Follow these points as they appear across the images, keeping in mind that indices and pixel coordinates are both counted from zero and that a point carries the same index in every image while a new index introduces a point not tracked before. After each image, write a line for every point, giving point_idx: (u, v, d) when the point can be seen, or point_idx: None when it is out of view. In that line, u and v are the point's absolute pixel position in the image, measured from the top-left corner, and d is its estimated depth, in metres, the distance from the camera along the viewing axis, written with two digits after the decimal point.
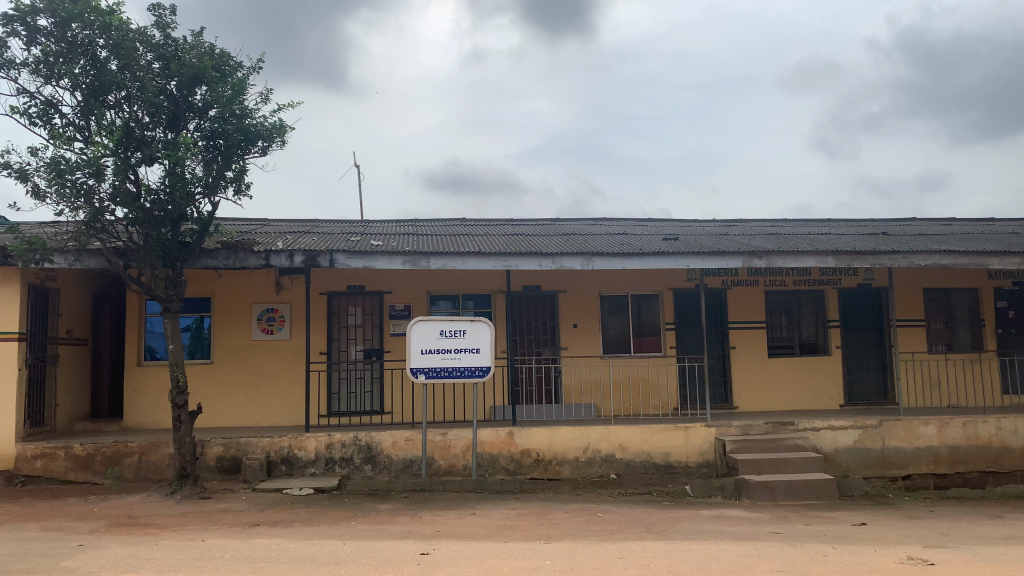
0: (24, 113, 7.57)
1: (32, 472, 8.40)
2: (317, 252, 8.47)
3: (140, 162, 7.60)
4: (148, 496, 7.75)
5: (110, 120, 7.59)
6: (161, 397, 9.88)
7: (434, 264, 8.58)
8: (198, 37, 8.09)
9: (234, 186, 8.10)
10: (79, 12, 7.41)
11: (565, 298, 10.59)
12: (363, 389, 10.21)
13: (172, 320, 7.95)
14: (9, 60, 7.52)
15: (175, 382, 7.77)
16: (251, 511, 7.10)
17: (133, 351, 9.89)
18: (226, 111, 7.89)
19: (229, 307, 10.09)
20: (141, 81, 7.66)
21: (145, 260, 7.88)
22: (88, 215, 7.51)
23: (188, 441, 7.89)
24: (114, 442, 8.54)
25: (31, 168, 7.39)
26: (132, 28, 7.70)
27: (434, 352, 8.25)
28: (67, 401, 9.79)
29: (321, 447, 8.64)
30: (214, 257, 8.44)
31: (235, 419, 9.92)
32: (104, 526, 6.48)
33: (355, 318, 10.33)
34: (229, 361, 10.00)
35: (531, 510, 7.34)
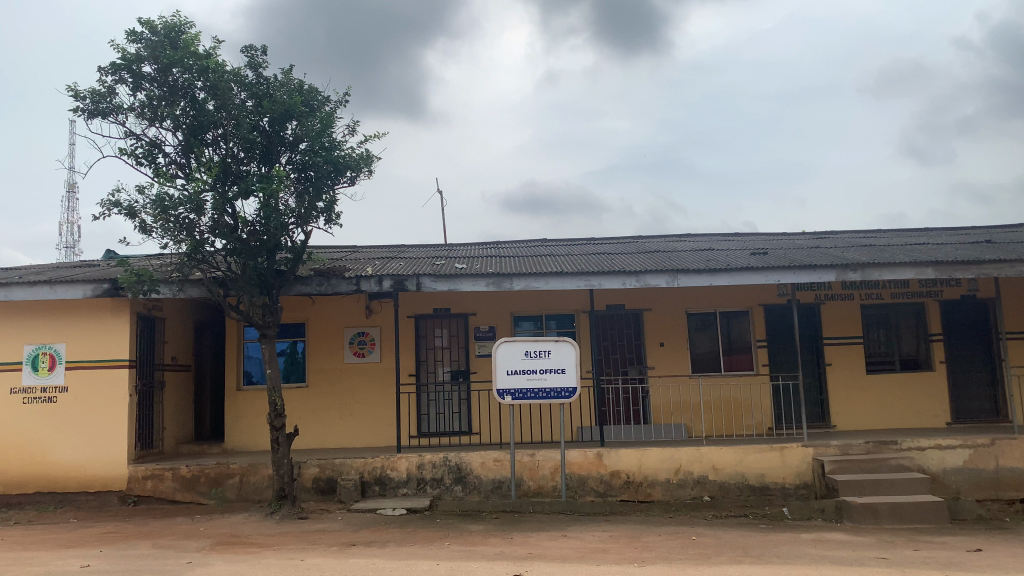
0: (131, 154, 8.05)
1: (142, 492, 8.82)
2: (404, 276, 8.65)
3: (236, 195, 7.95)
4: (249, 516, 8.03)
5: (208, 157, 7.98)
6: (258, 419, 10.23)
7: (519, 285, 8.62)
8: (288, 74, 8.45)
9: (325, 215, 8.38)
10: (180, 58, 7.86)
11: (650, 316, 10.47)
12: (451, 410, 10.33)
13: (270, 346, 8.26)
14: (117, 106, 8.02)
15: (273, 404, 8.05)
16: (347, 531, 7.26)
17: (232, 376, 10.29)
18: (316, 144, 8.21)
19: (322, 332, 10.40)
20: (236, 119, 8.04)
21: (242, 289, 8.20)
22: (190, 247, 7.89)
23: (286, 462, 8.14)
24: (217, 464, 8.88)
25: (138, 205, 7.83)
26: (227, 69, 8.11)
27: (520, 372, 8.29)
28: (174, 424, 10.26)
29: (412, 467, 8.78)
30: (308, 284, 8.73)
31: (329, 440, 10.17)
32: (209, 544, 6.75)
33: (441, 340, 10.48)
34: (322, 384, 10.29)
35: (623, 533, 7.25)
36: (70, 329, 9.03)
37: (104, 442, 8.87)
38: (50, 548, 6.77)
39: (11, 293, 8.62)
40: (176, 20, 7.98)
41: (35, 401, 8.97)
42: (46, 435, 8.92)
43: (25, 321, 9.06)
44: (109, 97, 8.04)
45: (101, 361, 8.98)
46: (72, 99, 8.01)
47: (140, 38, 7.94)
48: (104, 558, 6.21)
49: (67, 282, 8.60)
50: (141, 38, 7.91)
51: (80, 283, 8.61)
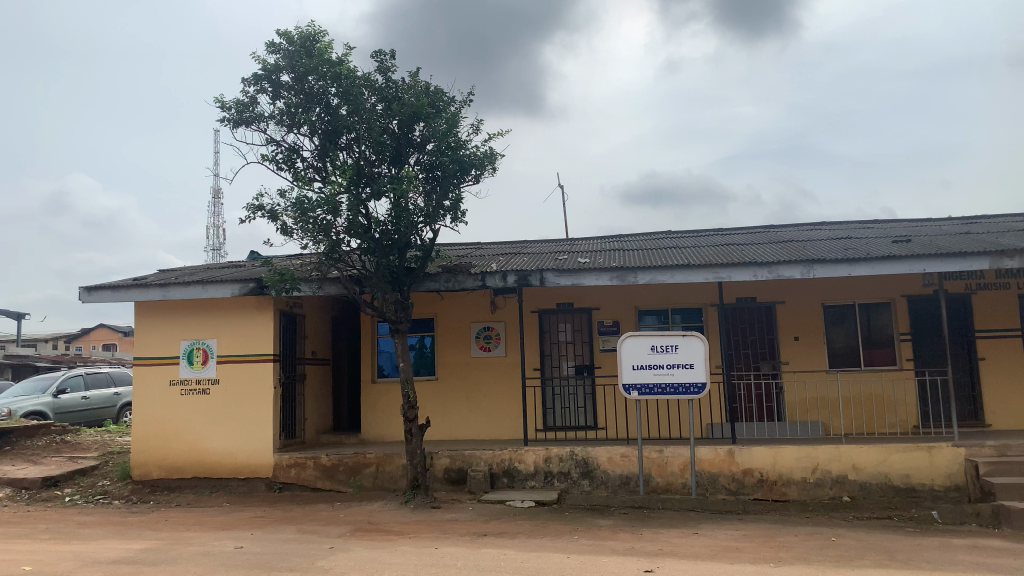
0: (272, 159, 8.53)
1: (287, 479, 9.34)
2: (529, 271, 8.73)
3: (369, 197, 8.26)
4: (385, 504, 8.36)
5: (343, 161, 8.34)
6: (391, 412, 10.59)
7: (644, 278, 8.51)
8: (415, 77, 8.71)
9: (452, 214, 8.58)
10: (315, 66, 8.26)
11: (783, 309, 10.11)
12: (577, 404, 10.35)
13: (402, 341, 8.55)
14: (259, 115, 8.51)
15: (406, 397, 8.33)
16: (478, 521, 7.42)
17: (367, 370, 10.72)
18: (442, 144, 8.43)
19: (450, 327, 10.67)
20: (367, 123, 8.36)
21: (376, 287, 8.53)
22: (327, 247, 8.28)
23: (419, 452, 8.41)
24: (354, 454, 9.28)
25: (280, 208, 8.28)
26: (358, 75, 8.45)
27: (646, 367, 8.20)
28: (314, 415, 10.80)
29: (539, 460, 8.86)
30: (436, 281, 8.98)
31: (458, 433, 10.42)
32: (349, 530, 7.07)
33: (566, 335, 10.51)
34: (451, 378, 10.55)
35: (758, 532, 7.04)
36: (221, 326, 9.68)
37: (252, 432, 9.45)
38: (207, 529, 7.29)
39: (169, 292, 9.34)
40: (311, 30, 8.38)
41: (191, 392, 9.67)
42: (201, 424, 9.60)
43: (182, 318, 9.78)
44: (252, 107, 8.55)
45: (249, 356, 9.58)
46: (220, 110, 8.57)
47: (279, 49, 8.40)
48: (255, 541, 6.62)
49: (218, 282, 9.22)
50: (280, 49, 8.36)
51: (229, 283, 9.21)
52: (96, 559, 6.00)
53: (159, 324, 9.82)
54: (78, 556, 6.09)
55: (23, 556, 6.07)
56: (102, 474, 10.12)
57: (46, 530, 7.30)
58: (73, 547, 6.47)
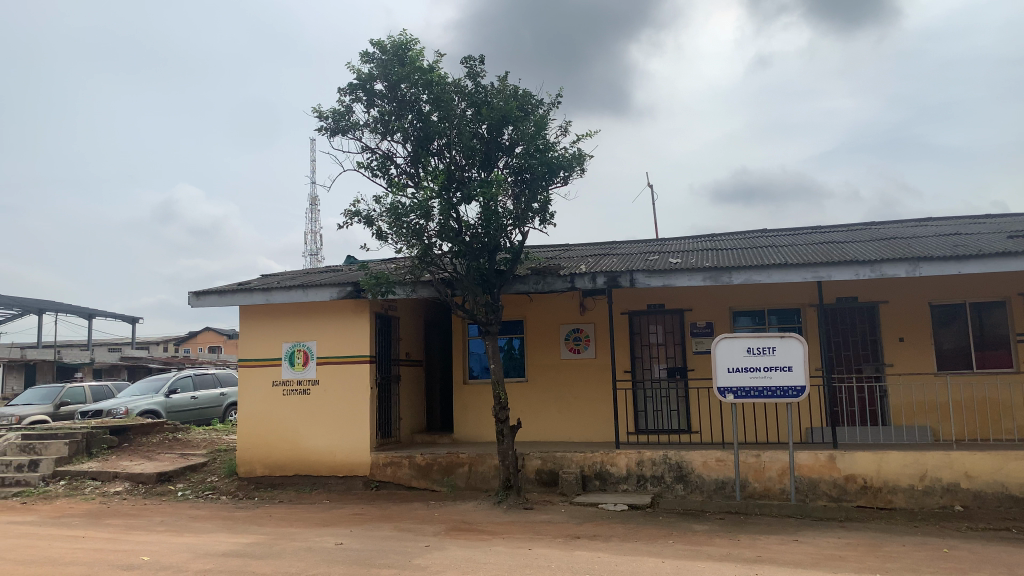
0: (368, 166, 8.77)
1: (383, 478, 9.55)
2: (619, 273, 8.68)
3: (460, 201, 8.37)
4: (479, 504, 8.44)
5: (434, 166, 8.49)
6: (483, 413, 10.69)
7: (739, 278, 8.32)
8: (504, 81, 8.80)
9: (540, 216, 8.61)
10: (407, 74, 8.45)
11: (886, 309, 9.70)
12: (669, 407, 10.20)
13: (492, 343, 8.63)
14: (354, 123, 8.76)
15: (497, 398, 8.40)
16: (571, 523, 7.41)
17: (458, 371, 10.87)
18: (531, 147, 8.48)
19: (540, 329, 10.70)
20: (458, 128, 8.49)
21: (467, 289, 8.64)
22: (420, 250, 8.44)
23: (510, 453, 8.48)
24: (448, 453, 9.42)
25: (375, 214, 8.50)
26: (448, 81, 8.60)
27: (742, 370, 8.01)
28: (408, 416, 11.03)
29: (632, 464, 8.79)
30: (526, 283, 9.03)
31: (549, 435, 10.43)
32: (444, 529, 7.19)
33: (658, 337, 10.38)
34: (542, 380, 10.59)
35: (862, 541, 6.77)
36: (320, 328, 10.01)
37: (349, 432, 9.73)
38: (309, 525, 7.54)
39: (271, 295, 9.72)
40: (403, 38, 8.58)
41: (293, 392, 10.03)
42: (301, 424, 9.94)
43: (284, 321, 10.16)
44: (348, 116, 8.81)
45: (346, 358, 9.86)
46: (317, 120, 8.87)
47: (372, 59, 8.63)
48: (355, 538, 6.81)
49: (317, 286, 9.55)
50: (373, 59, 8.60)
51: (327, 287, 9.52)
52: (207, 551, 6.29)
53: (262, 327, 10.23)
54: (191, 548, 6.41)
55: (141, 547, 6.44)
56: (211, 470, 10.62)
57: (161, 522, 7.71)
58: (186, 539, 6.81)
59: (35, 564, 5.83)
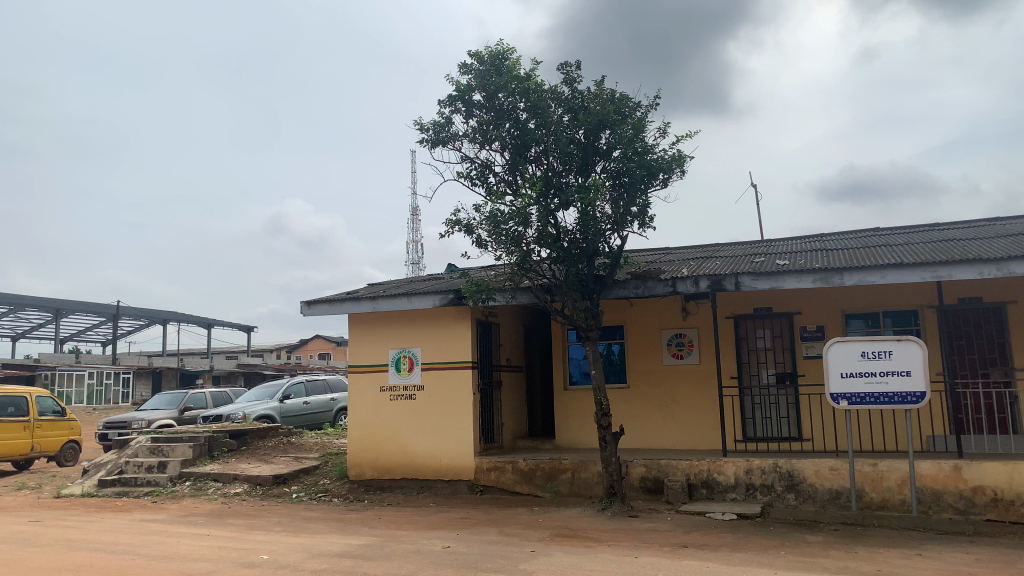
0: (467, 176, 8.93)
1: (488, 482, 9.64)
2: (723, 276, 8.49)
3: (558, 207, 8.39)
4: (583, 511, 8.41)
5: (532, 173, 8.55)
6: (585, 419, 10.63)
7: (850, 280, 7.98)
8: (601, 85, 8.80)
9: (639, 220, 8.53)
10: (504, 83, 8.54)
11: (1015, 309, 9.09)
12: (778, 414, 9.90)
13: (593, 349, 8.58)
14: (454, 134, 8.93)
15: (599, 405, 8.35)
16: (678, 532, 7.29)
17: (559, 377, 10.87)
18: (629, 150, 8.42)
19: (641, 334, 10.59)
20: (555, 134, 8.52)
21: (566, 295, 8.63)
22: (519, 257, 8.50)
23: (614, 460, 8.40)
24: (551, 459, 9.42)
25: (475, 222, 8.64)
26: (545, 88, 8.65)
27: (857, 375, 7.68)
28: (511, 421, 11.12)
29: (740, 472, 8.57)
30: (626, 288, 8.96)
31: (653, 441, 10.29)
32: (550, 535, 7.20)
33: (765, 341, 10.08)
34: (644, 386, 10.46)
35: (993, 557, 6.36)
36: (424, 335, 10.21)
37: (454, 437, 9.88)
38: (417, 528, 7.70)
39: (378, 304, 10.05)
40: (500, 48, 8.70)
41: (399, 398, 10.28)
42: (408, 428, 10.18)
43: (390, 328, 10.43)
44: (447, 127, 8.99)
45: (450, 364, 10.02)
46: (419, 132, 9.10)
47: (471, 69, 8.78)
48: (461, 541, 6.91)
49: (420, 294, 9.77)
50: (471, 70, 8.75)
51: (430, 294, 9.72)
52: (322, 551, 6.52)
53: (369, 334, 10.54)
54: (307, 548, 6.66)
55: (261, 546, 6.73)
56: (322, 473, 10.99)
57: (278, 523, 8.04)
58: (301, 539, 7.07)
59: (165, 559, 6.19)
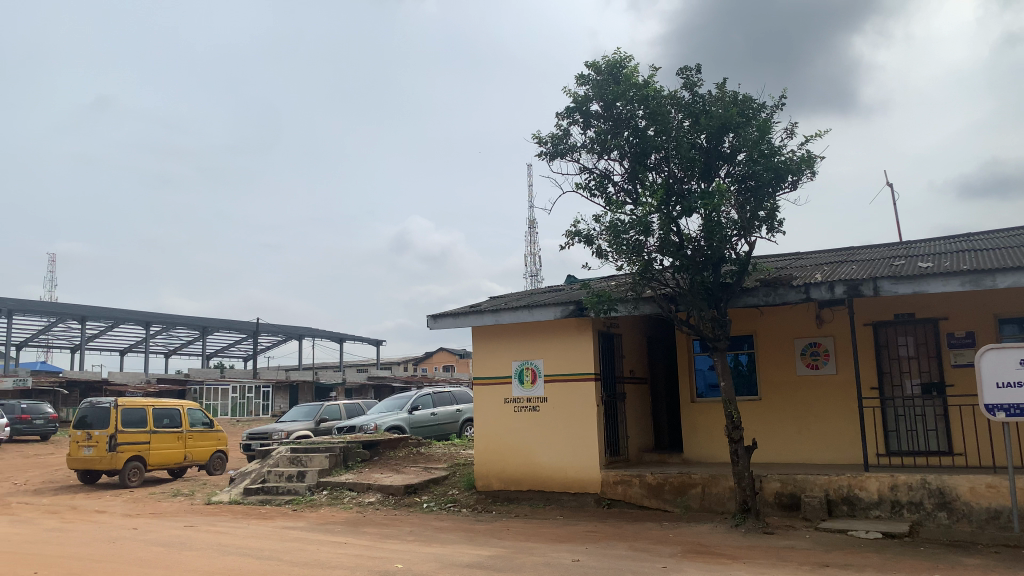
0: (587, 187, 8.91)
1: (615, 496, 9.51)
2: (859, 280, 8.05)
3: (681, 214, 8.22)
4: (715, 527, 8.16)
5: (652, 181, 8.42)
6: (714, 432, 10.32)
7: (1004, 282, 7.38)
8: (723, 88, 8.61)
9: (767, 224, 8.23)
10: (623, 91, 8.49)
11: None
12: (925, 427, 9.28)
13: (722, 360, 8.32)
14: (572, 146, 8.94)
15: (729, 417, 8.09)
16: (818, 551, 6.93)
17: (686, 389, 10.62)
18: (755, 153, 8.17)
19: (771, 344, 10.20)
20: (676, 140, 8.36)
21: (692, 304, 8.42)
22: (641, 267, 8.38)
23: (746, 475, 8.12)
24: (679, 473, 9.19)
25: (595, 233, 8.60)
26: (664, 94, 8.53)
27: (1015, 385, 7.08)
28: (636, 434, 10.96)
29: (884, 488, 8.07)
30: (755, 296, 8.66)
31: (788, 455, 9.88)
32: (681, 551, 7.02)
33: (907, 350, 9.48)
34: (776, 398, 10.06)
35: None
36: (546, 346, 10.23)
37: (579, 450, 9.82)
38: (546, 540, 7.69)
39: (501, 316, 10.18)
40: (617, 57, 8.68)
41: (523, 410, 10.34)
42: (533, 441, 10.20)
43: (512, 340, 10.51)
44: (566, 139, 9.01)
45: (573, 376, 9.98)
46: (537, 145, 9.18)
47: (588, 80, 8.79)
48: (590, 555, 6.83)
49: (542, 306, 9.81)
50: (589, 80, 8.76)
51: (551, 306, 9.74)
52: (453, 561, 6.62)
53: (492, 346, 10.67)
54: (439, 558, 6.77)
55: (395, 555, 6.91)
56: (451, 483, 11.19)
57: (411, 533, 8.24)
58: (434, 549, 7.21)
59: (307, 566, 6.45)
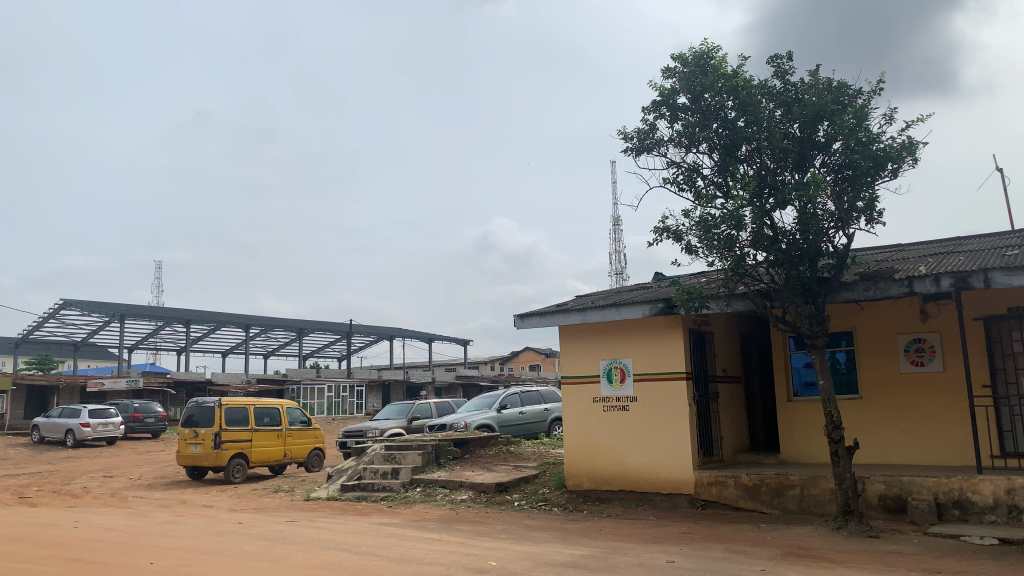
0: (675, 181, 8.77)
1: (709, 497, 9.31)
2: (968, 272, 7.62)
3: (774, 206, 7.98)
4: (816, 530, 7.89)
5: (743, 173, 8.21)
6: (813, 432, 9.97)
7: None
8: (816, 75, 8.32)
9: (866, 215, 7.90)
10: (710, 83, 8.34)
11: None
12: None
13: (820, 357, 8.03)
14: (659, 140, 8.81)
15: (829, 417, 7.80)
16: (928, 556, 6.61)
17: (782, 388, 10.31)
18: (851, 141, 7.85)
19: (872, 340, 9.79)
20: (768, 131, 8.12)
21: (787, 299, 8.15)
22: (733, 262, 8.18)
23: (848, 476, 7.82)
24: (776, 474, 8.92)
25: (684, 228, 8.46)
26: (754, 84, 8.31)
27: None
28: (730, 434, 10.71)
29: (1000, 492, 7.63)
30: (854, 290, 8.32)
31: (893, 456, 9.46)
32: (781, 554, 6.81)
33: (1022, 345, 8.92)
34: (879, 397, 9.65)
35: None
36: (635, 344, 10.11)
37: (671, 450, 9.66)
38: (639, 541, 7.60)
39: (588, 315, 10.13)
40: (704, 47, 8.52)
41: (612, 409, 10.25)
42: (624, 440, 10.10)
43: (600, 339, 10.45)
44: (652, 133, 8.89)
45: (663, 375, 9.83)
46: (623, 141, 9.09)
47: (675, 73, 8.66)
48: (686, 556, 6.71)
49: (629, 303, 9.69)
50: (675, 73, 8.63)
51: (640, 304, 9.61)
52: (547, 560, 6.61)
53: (580, 345, 10.62)
54: (532, 556, 6.78)
55: (489, 552, 6.96)
56: (542, 482, 11.20)
57: (503, 531, 8.28)
58: (526, 548, 7.23)
59: (403, 561, 6.57)
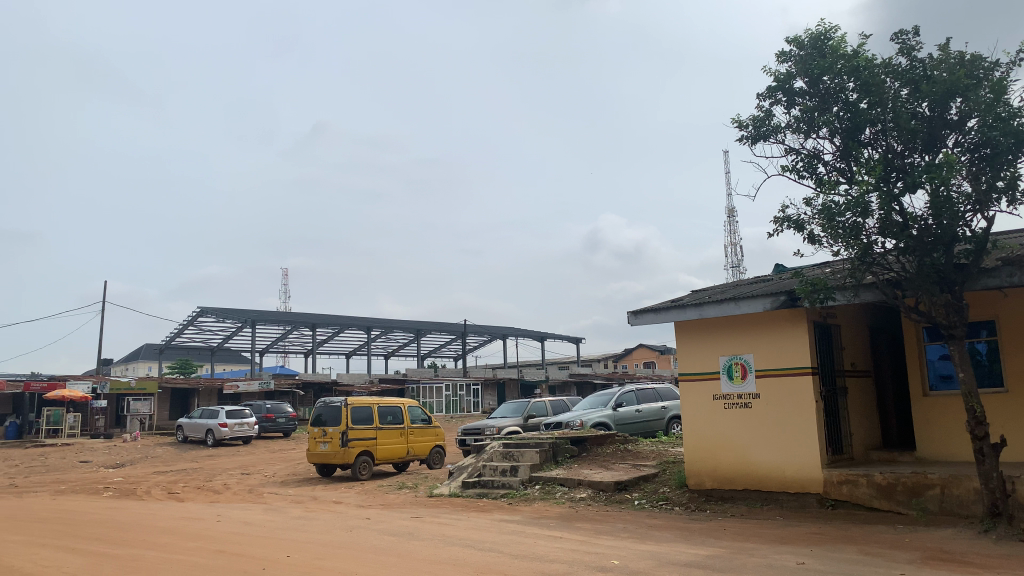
0: (794, 168, 8.44)
1: (839, 496, 8.91)
2: None
3: (903, 190, 7.55)
4: (960, 532, 7.40)
5: (868, 157, 7.81)
6: (952, 428, 9.38)
7: None
8: (946, 49, 7.81)
9: (1008, 195, 7.35)
10: (829, 65, 8.00)
11: None
12: None
13: (959, 347, 7.54)
14: (776, 127, 8.50)
15: (971, 412, 7.32)
16: None
17: (917, 382, 9.74)
18: (988, 117, 7.32)
19: (1018, 330, 9.11)
20: (894, 111, 7.69)
21: (919, 288, 7.70)
22: (859, 251, 7.79)
23: (995, 475, 7.31)
24: (913, 473, 8.44)
25: (806, 217, 8.14)
26: (877, 63, 7.90)
27: None
28: (860, 430, 10.23)
29: None
30: (996, 277, 7.76)
31: None
32: (921, 558, 6.44)
33: None
34: None
35: None
36: (757, 339, 9.80)
37: (797, 447, 9.32)
38: (766, 542, 7.36)
39: (705, 310, 9.91)
40: (822, 28, 8.17)
41: (734, 406, 9.98)
42: (747, 437, 9.82)
43: (719, 334, 10.19)
44: (769, 120, 8.59)
45: (787, 370, 9.49)
46: (738, 130, 8.83)
47: (790, 56, 8.35)
48: (817, 558, 6.45)
49: (749, 297, 9.41)
50: (792, 57, 8.31)
51: (760, 297, 9.31)
52: (671, 559, 6.51)
53: (698, 341, 10.41)
54: (656, 555, 6.69)
55: (610, 551, 6.92)
56: (662, 481, 11.03)
57: (624, 529, 8.21)
58: (648, 547, 7.13)
59: (525, 558, 6.63)
